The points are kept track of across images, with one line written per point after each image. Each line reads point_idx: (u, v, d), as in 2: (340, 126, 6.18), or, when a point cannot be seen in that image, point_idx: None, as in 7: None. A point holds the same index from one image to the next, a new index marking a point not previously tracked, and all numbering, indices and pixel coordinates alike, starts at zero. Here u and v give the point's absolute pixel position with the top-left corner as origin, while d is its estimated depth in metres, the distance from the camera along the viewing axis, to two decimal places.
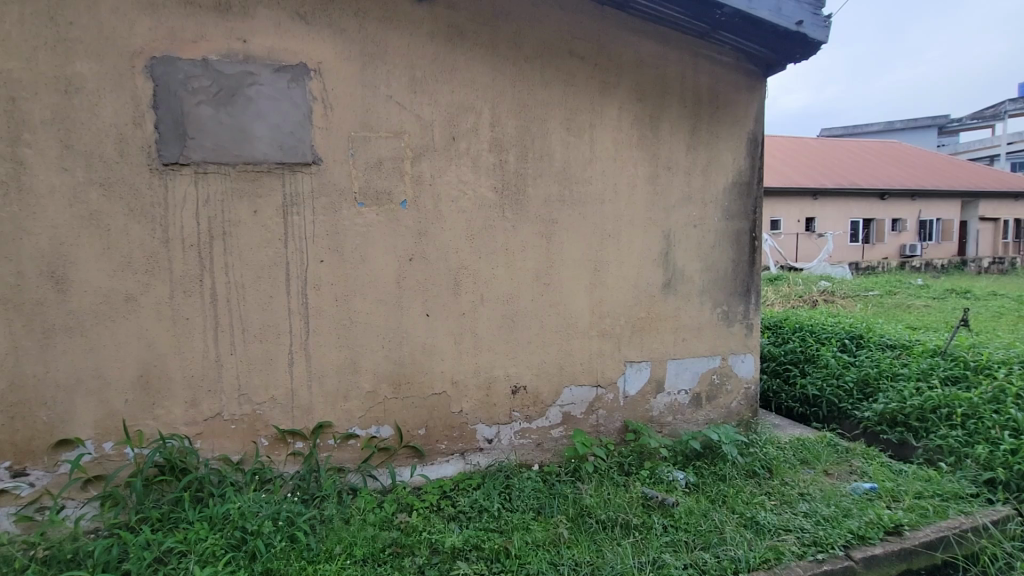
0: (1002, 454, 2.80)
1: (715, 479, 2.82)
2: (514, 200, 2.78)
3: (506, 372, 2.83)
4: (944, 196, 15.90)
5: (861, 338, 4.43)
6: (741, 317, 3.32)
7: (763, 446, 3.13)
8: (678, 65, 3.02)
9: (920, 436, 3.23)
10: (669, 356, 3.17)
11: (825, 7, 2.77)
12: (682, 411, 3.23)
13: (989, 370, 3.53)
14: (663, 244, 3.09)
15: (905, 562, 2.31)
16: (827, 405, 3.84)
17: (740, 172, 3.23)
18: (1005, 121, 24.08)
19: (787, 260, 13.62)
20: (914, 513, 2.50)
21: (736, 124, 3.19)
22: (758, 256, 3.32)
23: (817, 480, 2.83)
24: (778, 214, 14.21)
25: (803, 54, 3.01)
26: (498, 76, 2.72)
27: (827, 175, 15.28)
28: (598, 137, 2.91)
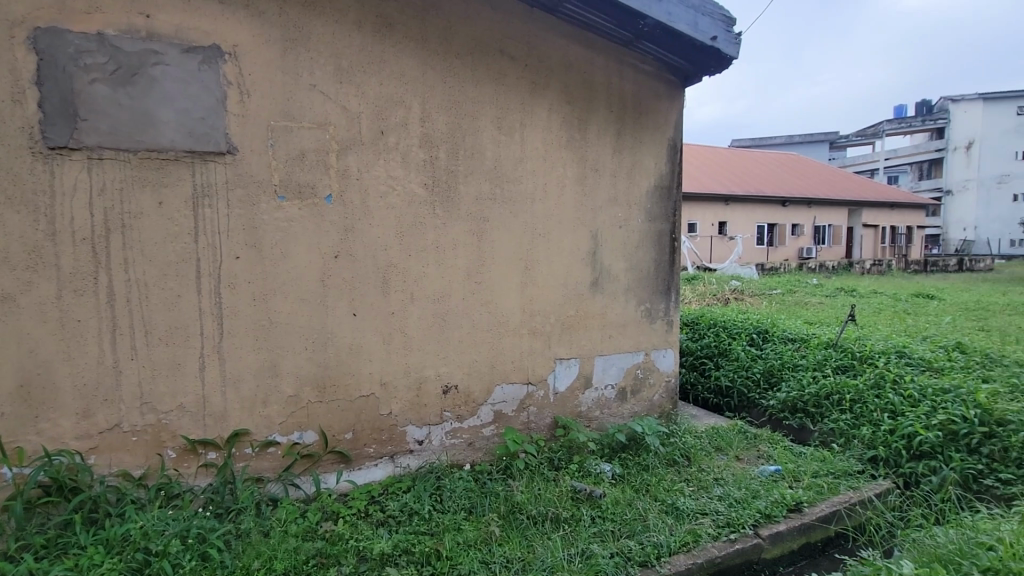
0: (882, 433, 3.15)
1: (639, 470, 2.95)
2: (444, 197, 2.75)
3: (437, 372, 2.79)
4: (834, 204, 17.67)
5: (767, 332, 4.83)
6: (662, 315, 3.50)
7: (682, 436, 3.33)
8: (604, 72, 3.13)
9: (816, 420, 3.57)
10: (596, 353, 3.27)
11: (735, 26, 3.00)
12: (608, 405, 3.35)
13: (872, 359, 3.97)
14: (591, 244, 3.18)
15: (804, 536, 2.53)
16: (738, 395, 4.14)
17: (661, 177, 3.40)
18: (883, 140, 27.20)
19: (703, 261, 14.54)
20: (812, 491, 2.75)
21: (657, 130, 3.35)
22: (678, 256, 3.52)
23: (729, 465, 3.05)
24: (694, 218, 15.15)
25: (717, 69, 3.23)
26: (429, 71, 2.68)
27: (737, 182, 16.48)
28: (528, 138, 2.95)
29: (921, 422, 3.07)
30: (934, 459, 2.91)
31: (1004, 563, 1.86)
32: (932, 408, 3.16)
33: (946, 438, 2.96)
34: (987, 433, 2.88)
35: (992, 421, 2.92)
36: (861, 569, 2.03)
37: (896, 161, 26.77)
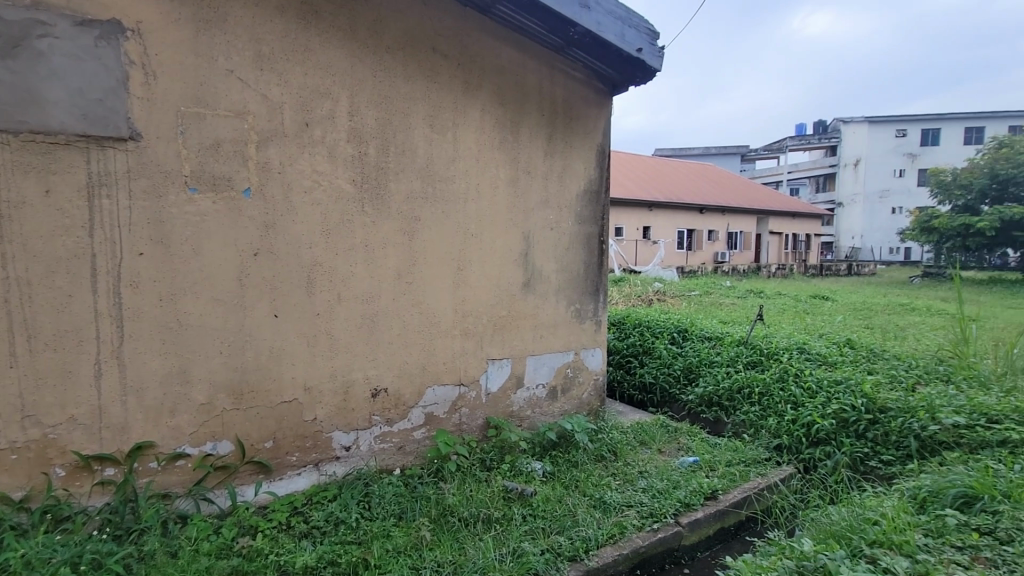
0: (786, 423, 3.44)
1: (569, 467, 3.03)
2: (374, 194, 2.67)
3: (365, 375, 2.70)
4: (745, 213, 19.08)
5: (686, 331, 5.11)
6: (591, 315, 3.60)
7: (609, 432, 3.45)
8: (536, 75, 3.18)
9: (729, 413, 3.83)
10: (528, 353, 3.31)
11: (659, 40, 3.17)
12: (539, 405, 3.40)
13: (777, 355, 4.32)
14: (523, 245, 3.22)
15: (719, 522, 2.70)
16: (660, 391, 4.36)
17: (590, 181, 3.51)
18: (786, 154, 29.74)
19: (628, 264, 15.17)
20: (726, 479, 2.95)
21: (587, 135, 3.45)
22: (606, 258, 3.64)
23: (653, 458, 3.19)
24: (621, 222, 15.77)
25: (643, 79, 3.38)
26: (358, 63, 2.59)
27: (659, 189, 17.36)
28: (461, 137, 2.93)
29: (818, 412, 3.38)
30: (829, 445, 3.21)
31: (887, 536, 2.08)
32: (827, 398, 3.49)
33: (839, 426, 3.28)
34: (872, 419, 3.23)
35: (876, 409, 3.28)
36: (769, 549, 2.20)
37: (797, 174, 29.36)
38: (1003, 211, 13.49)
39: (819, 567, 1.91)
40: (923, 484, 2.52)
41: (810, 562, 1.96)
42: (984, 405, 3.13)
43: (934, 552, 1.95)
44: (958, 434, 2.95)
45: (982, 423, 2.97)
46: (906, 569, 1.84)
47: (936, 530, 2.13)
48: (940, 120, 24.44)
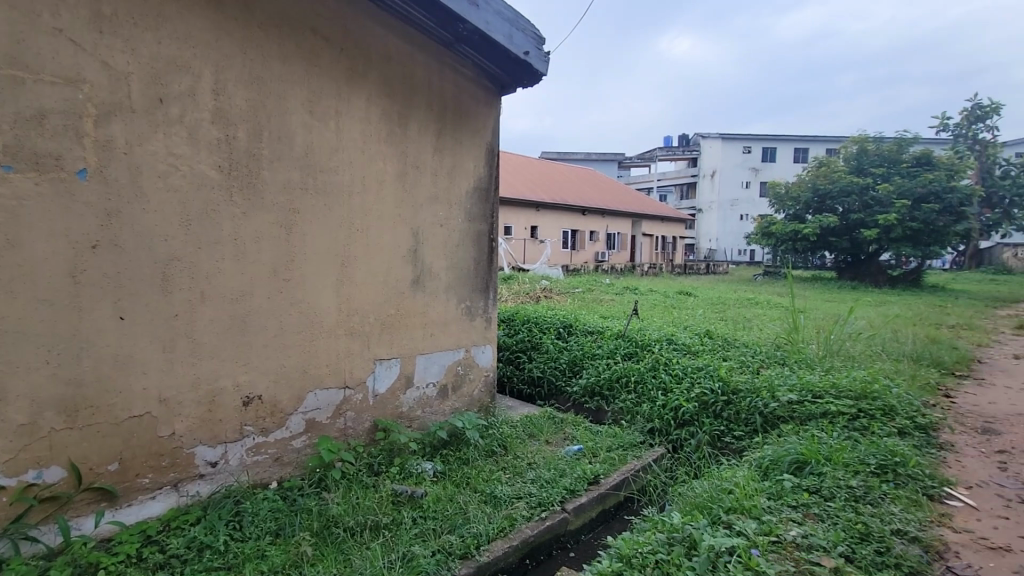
0: (657, 408, 3.76)
1: (459, 465, 3.03)
2: (244, 183, 2.43)
3: (235, 382, 2.45)
4: (621, 215, 20.57)
5: (571, 326, 5.37)
6: (481, 312, 3.63)
7: (499, 427, 3.51)
8: (425, 68, 3.11)
9: (609, 401, 4.10)
10: (418, 352, 3.24)
11: (544, 45, 3.30)
12: (429, 404, 3.35)
13: (650, 346, 4.71)
14: (412, 242, 3.14)
15: (601, 504, 2.87)
16: (547, 384, 4.54)
17: (480, 179, 3.53)
18: (656, 163, 32.58)
19: (517, 262, 15.59)
20: (607, 463, 3.14)
21: (476, 133, 3.46)
22: (495, 256, 3.69)
23: (540, 450, 3.31)
24: (509, 222, 16.15)
25: (529, 82, 3.49)
26: (224, 38, 2.33)
27: (545, 191, 18.05)
28: (344, 127, 2.78)
29: (684, 396, 3.74)
30: (692, 425, 3.57)
31: (740, 502, 2.37)
32: (691, 383, 3.88)
33: (701, 407, 3.66)
34: (727, 400, 3.65)
35: (730, 390, 3.71)
36: (644, 525, 2.38)
37: (666, 182, 32.30)
38: (822, 220, 15.99)
39: (686, 537, 2.10)
40: (766, 454, 2.91)
41: (678, 533, 2.15)
42: (810, 383, 3.70)
43: (776, 512, 2.26)
44: (792, 409, 3.46)
45: (809, 399, 3.51)
46: (754, 530, 2.10)
47: (777, 493, 2.46)
48: (777, 140, 28.38)
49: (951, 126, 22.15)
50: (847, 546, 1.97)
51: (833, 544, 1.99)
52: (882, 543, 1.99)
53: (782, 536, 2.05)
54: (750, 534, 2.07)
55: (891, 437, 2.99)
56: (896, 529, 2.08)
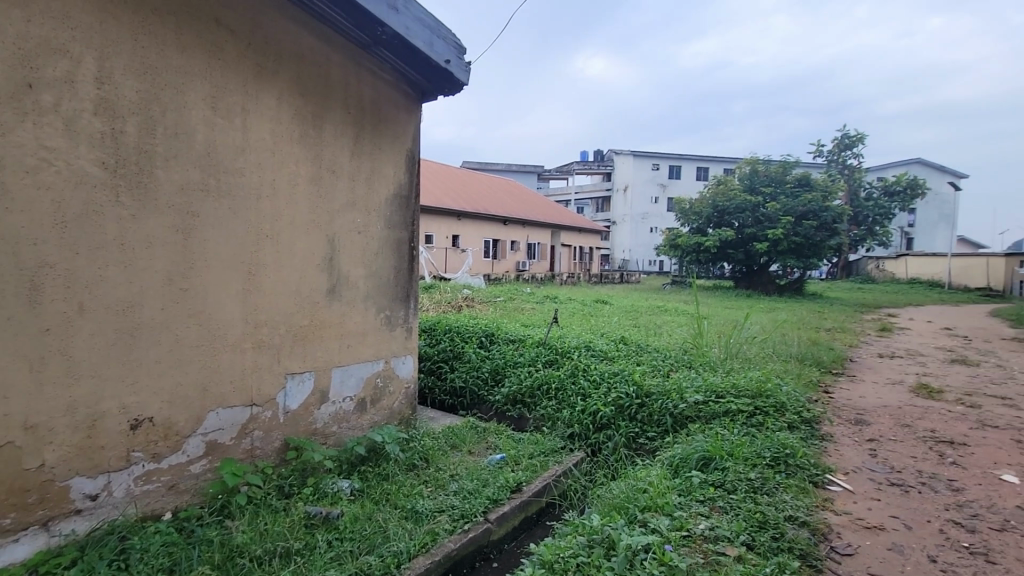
0: (577, 413, 3.86)
1: (379, 481, 2.92)
2: (134, 183, 2.20)
3: (121, 404, 2.19)
4: (541, 226, 21.07)
5: (493, 335, 5.39)
6: (402, 322, 3.54)
7: (421, 439, 3.43)
8: (342, 70, 3.01)
9: (531, 409, 4.16)
10: (333, 365, 3.09)
11: (464, 55, 3.37)
12: (346, 419, 3.21)
13: (570, 352, 4.84)
14: (327, 249, 3.00)
15: (524, 511, 2.88)
16: (470, 394, 4.51)
17: (400, 186, 3.46)
18: (573, 176, 33.79)
19: (438, 271, 15.42)
20: (529, 471, 3.17)
21: (396, 139, 3.40)
22: (416, 264, 3.62)
23: (463, 460, 3.27)
24: (431, 230, 15.96)
25: (450, 91, 3.52)
26: (111, 22, 2.11)
27: (466, 200, 18.05)
28: (252, 126, 2.60)
29: (602, 401, 3.87)
30: (609, 429, 3.71)
31: (654, 500, 2.48)
32: (608, 388, 4.03)
33: (617, 411, 3.81)
34: (641, 402, 3.84)
35: (644, 394, 3.90)
36: (565, 529, 2.42)
37: (582, 195, 33.58)
38: (721, 233, 17.38)
39: (605, 538, 2.16)
40: (677, 452, 3.08)
41: (598, 535, 2.21)
42: (714, 384, 3.99)
43: (686, 508, 2.39)
44: (698, 409, 3.70)
45: (713, 399, 3.78)
46: (667, 526, 2.21)
47: (686, 490, 2.61)
48: (681, 159, 30.54)
49: (825, 152, 25.05)
50: (748, 535, 2.13)
51: (736, 534, 2.14)
52: (777, 529, 2.18)
53: (692, 530, 2.18)
54: (663, 531, 2.17)
55: (782, 432, 3.29)
56: (789, 516, 2.29)
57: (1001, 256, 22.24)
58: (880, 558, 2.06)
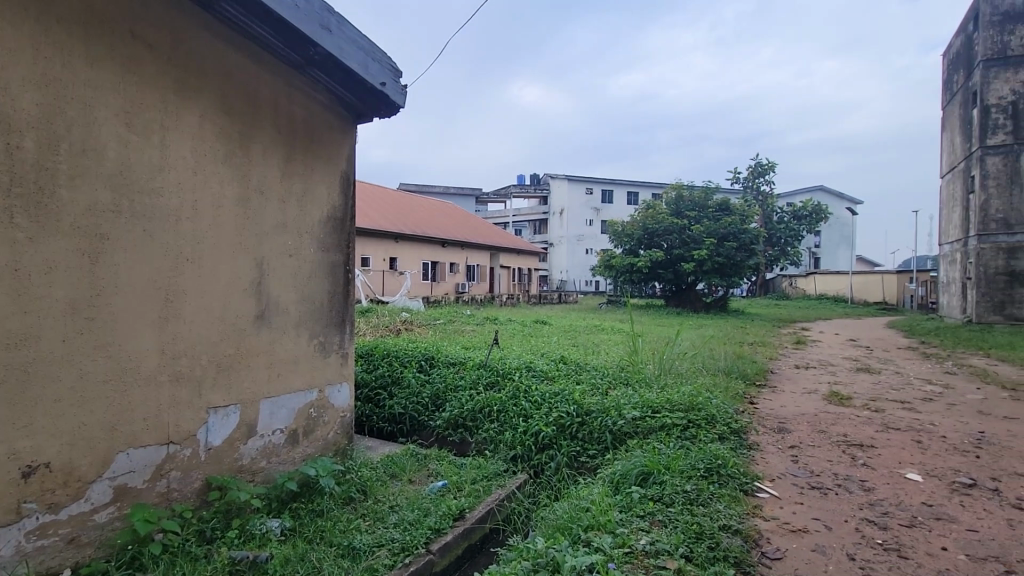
0: (519, 434, 3.85)
1: (312, 518, 2.76)
2: (32, 202, 2.00)
3: (11, 450, 1.94)
4: (480, 248, 21.18)
5: (433, 358, 5.30)
6: (337, 348, 3.41)
7: (358, 470, 3.29)
8: (272, 89, 2.92)
9: (473, 433, 4.10)
10: (262, 396, 2.92)
11: (400, 78, 3.39)
12: (276, 453, 3.02)
13: (511, 374, 4.85)
14: (255, 274, 2.86)
15: (467, 539, 2.81)
16: (409, 420, 4.39)
17: (334, 208, 3.37)
18: (510, 199, 34.36)
19: (376, 294, 15.07)
20: (471, 497, 3.10)
21: (330, 160, 3.32)
22: (352, 288, 3.52)
23: (403, 490, 3.16)
24: (367, 253, 15.61)
25: (386, 113, 3.52)
26: (8, 29, 1.93)
27: (404, 222, 17.86)
28: (171, 144, 2.45)
29: (543, 421, 3.89)
30: (551, 449, 3.72)
31: (596, 519, 2.50)
32: (549, 408, 4.06)
33: (559, 430, 3.83)
34: (582, 421, 3.89)
35: (584, 412, 3.96)
36: (510, 555, 2.38)
37: (520, 217, 34.17)
38: (652, 254, 18.22)
39: (550, 561, 2.14)
40: (617, 469, 3.13)
41: (543, 558, 2.19)
42: (650, 400, 4.12)
43: (627, 524, 2.43)
44: (636, 425, 3.80)
45: (649, 414, 3.90)
46: (610, 543, 2.23)
47: (627, 506, 2.65)
48: (613, 183, 31.91)
49: (742, 179, 27.07)
50: (686, 547, 2.19)
51: (676, 546, 2.19)
52: (713, 539, 2.26)
53: (634, 546, 2.21)
54: (607, 549, 2.19)
55: (713, 443, 3.44)
56: (724, 525, 2.38)
57: (893, 274, 24.79)
58: (805, 560, 2.19)
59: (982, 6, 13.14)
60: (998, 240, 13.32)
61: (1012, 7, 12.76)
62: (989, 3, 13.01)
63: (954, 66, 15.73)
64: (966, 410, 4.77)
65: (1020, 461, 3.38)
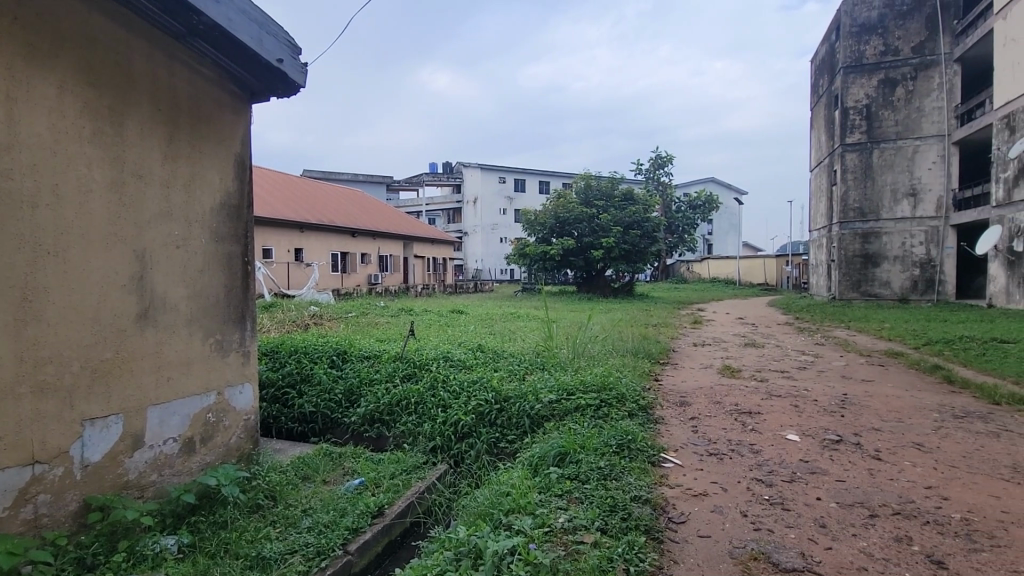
0: (438, 425, 3.82)
1: (214, 532, 2.56)
2: None
3: None
4: (392, 237, 20.59)
5: (345, 352, 5.08)
6: (237, 346, 3.15)
7: (265, 475, 3.09)
8: (148, 60, 2.60)
9: (390, 427, 4.00)
10: (149, 403, 2.63)
11: (299, 55, 3.19)
12: (169, 465, 2.75)
13: (428, 364, 4.78)
14: (136, 268, 2.55)
15: (387, 537, 2.73)
16: (322, 419, 4.21)
17: (229, 195, 3.09)
18: (422, 188, 33.72)
19: (280, 287, 14.13)
20: (390, 492, 3.02)
21: (222, 142, 3.04)
22: (252, 282, 3.26)
23: (316, 492, 3.02)
24: (269, 244, 14.58)
25: (284, 92, 3.30)
26: None
27: (310, 211, 16.86)
28: (21, 118, 2.11)
29: (462, 410, 3.89)
30: (471, 437, 3.73)
31: (517, 502, 2.55)
32: (467, 397, 4.06)
33: (478, 418, 3.85)
34: (500, 407, 3.94)
35: (502, 399, 4.01)
36: (431, 546, 2.35)
37: (433, 206, 33.66)
38: (563, 242, 18.78)
39: (472, 548, 2.15)
40: (535, 452, 3.20)
41: (464, 546, 2.19)
42: (565, 383, 4.26)
43: (547, 504, 2.51)
44: (553, 407, 3.91)
45: (564, 397, 4.03)
46: (530, 525, 2.29)
47: (546, 486, 2.73)
48: (525, 172, 32.40)
49: (644, 170, 28.66)
50: (601, 520, 2.30)
51: (592, 521, 2.29)
52: (626, 511, 2.39)
53: (553, 525, 2.28)
54: (527, 530, 2.24)
55: (624, 420, 3.64)
56: (635, 496, 2.53)
57: (773, 258, 27.58)
58: (706, 520, 2.39)
59: (845, 17, 14.94)
60: (855, 227, 15.27)
61: (867, 19, 14.66)
62: (849, 16, 14.86)
63: (820, 71, 17.74)
64: (834, 376, 5.45)
65: (875, 417, 3.93)
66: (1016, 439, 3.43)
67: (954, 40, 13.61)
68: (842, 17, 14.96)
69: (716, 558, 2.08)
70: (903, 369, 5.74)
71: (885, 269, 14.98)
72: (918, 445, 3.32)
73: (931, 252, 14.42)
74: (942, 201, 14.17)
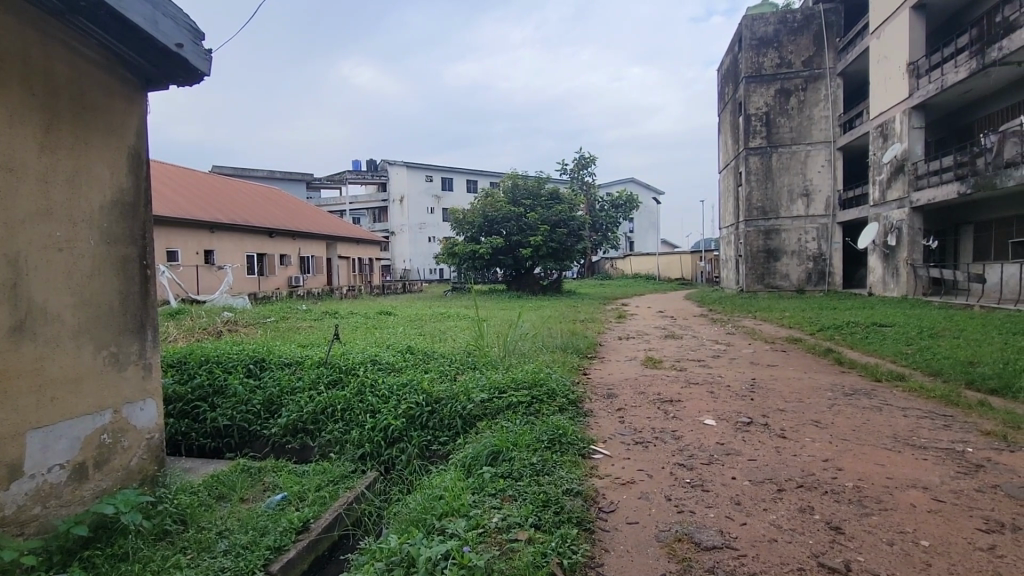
0: (366, 432, 3.68)
1: (113, 565, 2.30)
2: None
3: None
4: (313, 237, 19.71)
5: (264, 360, 4.78)
6: (135, 358, 2.85)
7: (173, 498, 2.82)
8: (15, 40, 2.28)
9: (314, 437, 3.81)
10: (28, 426, 2.31)
11: (201, 41, 2.94)
12: (55, 495, 2.45)
13: (355, 369, 4.60)
14: (7, 275, 2.24)
15: (313, 552, 2.59)
16: (238, 432, 3.93)
17: (122, 191, 2.79)
18: (346, 187, 32.60)
19: (188, 292, 13.03)
20: (316, 505, 2.88)
21: (111, 133, 2.73)
22: (151, 286, 2.97)
23: (233, 512, 2.81)
24: (175, 245, 13.41)
25: (185, 78, 3.02)
26: None
27: (221, 210, 15.72)
28: None
29: (392, 414, 3.78)
30: (401, 442, 3.63)
31: (450, 505, 2.51)
32: (397, 401, 3.95)
33: (408, 422, 3.75)
34: (432, 409, 3.87)
35: (433, 400, 3.95)
36: (361, 558, 2.26)
37: (358, 206, 32.65)
38: (492, 241, 18.86)
39: (404, 557, 2.10)
40: (468, 453, 3.17)
41: (397, 555, 2.12)
42: (497, 382, 4.27)
43: (481, 504, 2.49)
44: (485, 406, 3.90)
45: (496, 395, 4.03)
46: (465, 527, 2.26)
47: (479, 486, 2.72)
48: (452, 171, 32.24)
49: (568, 171, 29.46)
50: (534, 516, 2.32)
51: (526, 517, 2.31)
52: (558, 504, 2.43)
53: (487, 525, 2.27)
54: (461, 533, 2.21)
55: (554, 415, 3.71)
56: (567, 489, 2.57)
57: (689, 254, 29.37)
58: (635, 507, 2.48)
59: (745, 31, 16.16)
60: (759, 225, 16.52)
61: (765, 34, 15.95)
62: (750, 29, 16.08)
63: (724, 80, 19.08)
64: (744, 362, 5.89)
65: (780, 399, 4.27)
66: (895, 412, 3.87)
67: (837, 55, 15.26)
68: (744, 31, 16.16)
69: (644, 543, 2.16)
70: (802, 354, 6.32)
71: (785, 263, 16.34)
72: (816, 422, 3.66)
73: (823, 247, 15.94)
74: (831, 201, 15.72)
